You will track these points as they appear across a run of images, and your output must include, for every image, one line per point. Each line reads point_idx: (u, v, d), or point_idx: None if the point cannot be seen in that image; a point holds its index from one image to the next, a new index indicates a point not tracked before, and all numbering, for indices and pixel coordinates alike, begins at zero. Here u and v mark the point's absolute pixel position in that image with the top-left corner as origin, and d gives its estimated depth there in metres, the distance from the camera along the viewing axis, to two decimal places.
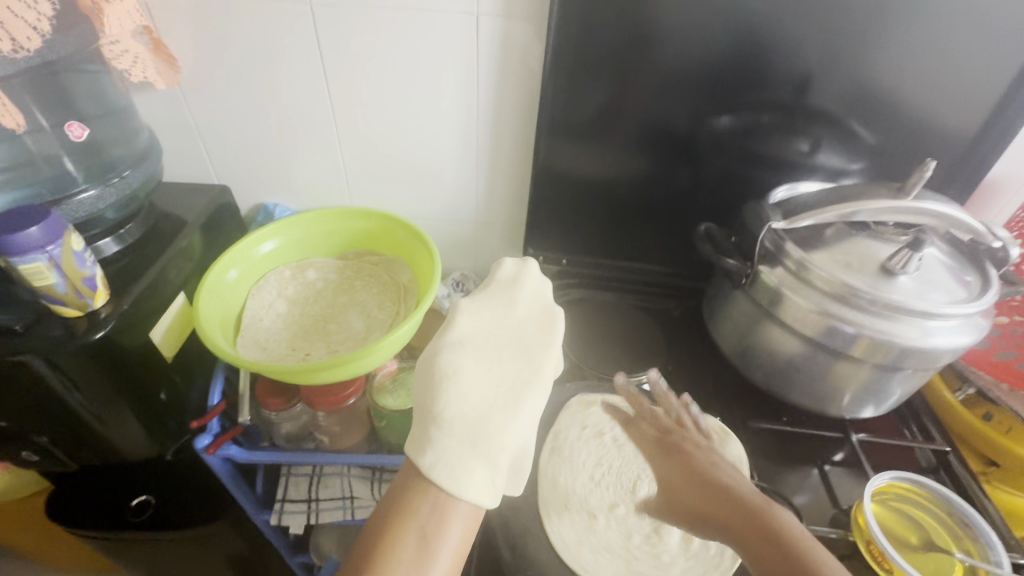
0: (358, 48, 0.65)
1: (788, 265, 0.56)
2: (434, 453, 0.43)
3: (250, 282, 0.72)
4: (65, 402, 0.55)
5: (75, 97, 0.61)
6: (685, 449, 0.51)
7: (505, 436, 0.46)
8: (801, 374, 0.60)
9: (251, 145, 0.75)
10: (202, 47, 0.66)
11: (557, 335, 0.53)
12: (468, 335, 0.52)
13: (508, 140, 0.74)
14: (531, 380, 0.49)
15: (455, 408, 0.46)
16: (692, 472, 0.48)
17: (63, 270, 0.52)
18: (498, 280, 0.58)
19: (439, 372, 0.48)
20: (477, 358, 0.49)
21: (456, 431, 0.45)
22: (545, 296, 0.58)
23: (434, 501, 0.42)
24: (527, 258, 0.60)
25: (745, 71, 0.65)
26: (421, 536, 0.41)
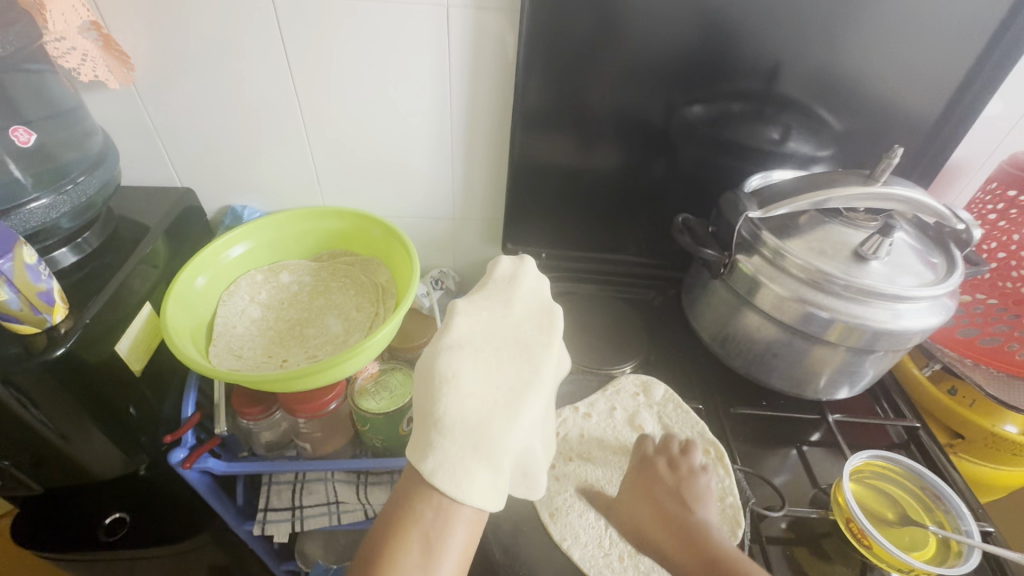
0: (324, 43, 0.63)
1: (764, 254, 0.57)
2: (436, 459, 0.43)
3: (221, 288, 0.70)
4: (23, 421, 0.51)
5: (14, 97, 0.55)
6: (652, 491, 0.52)
7: (508, 438, 0.46)
8: (779, 359, 0.61)
9: (214, 145, 0.72)
10: (156, 43, 0.62)
11: (556, 336, 0.53)
12: (466, 337, 0.52)
13: (483, 134, 0.73)
14: (531, 379, 0.50)
15: (456, 411, 0.45)
16: (658, 512, 0.50)
17: (17, 285, 0.49)
18: (496, 280, 0.60)
19: (439, 374, 0.47)
20: (476, 360, 0.50)
21: (458, 435, 0.44)
22: (542, 294, 0.59)
23: (438, 506, 0.42)
24: (523, 258, 0.61)
25: (717, 61, 0.65)
26: (425, 542, 0.41)
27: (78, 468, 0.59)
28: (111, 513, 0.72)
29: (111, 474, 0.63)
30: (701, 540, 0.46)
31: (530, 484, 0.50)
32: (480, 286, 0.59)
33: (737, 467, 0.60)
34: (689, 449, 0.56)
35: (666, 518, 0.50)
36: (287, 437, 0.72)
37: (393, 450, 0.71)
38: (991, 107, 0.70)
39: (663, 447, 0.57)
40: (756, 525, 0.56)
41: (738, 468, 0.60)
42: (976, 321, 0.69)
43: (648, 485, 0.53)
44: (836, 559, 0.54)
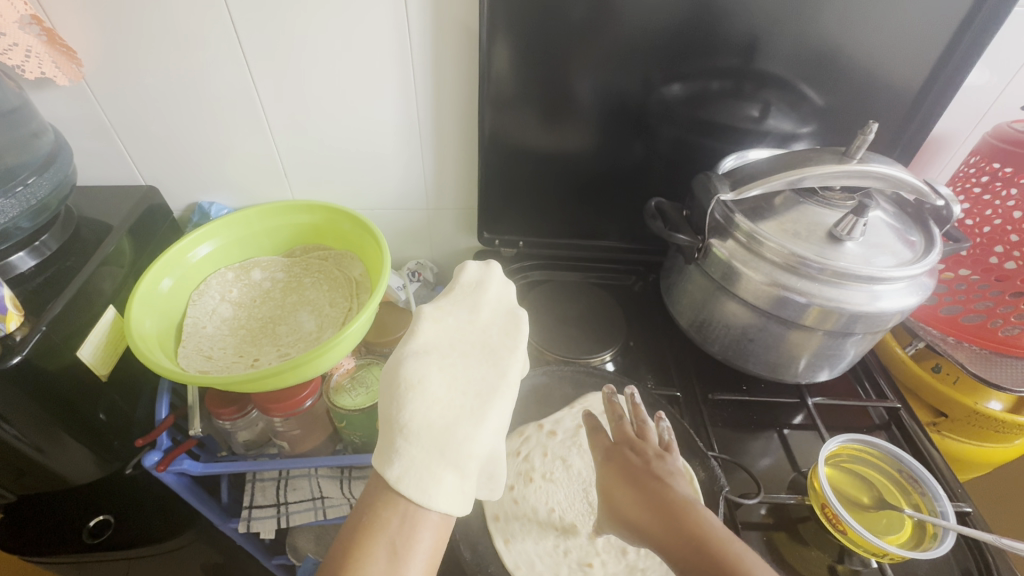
0: (282, 29, 0.60)
1: (738, 238, 0.55)
2: (401, 465, 0.42)
3: (189, 289, 0.68)
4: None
5: None
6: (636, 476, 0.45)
7: (474, 443, 0.45)
8: (755, 344, 0.60)
9: (177, 141, 0.70)
10: (106, 35, 0.60)
11: (521, 338, 0.52)
12: (432, 342, 0.51)
13: (452, 119, 0.70)
14: (498, 384, 0.49)
15: (420, 418, 0.44)
16: (641, 500, 0.44)
17: None
18: (462, 285, 0.58)
19: (404, 381, 0.46)
20: (442, 366, 0.49)
21: (422, 440, 0.44)
22: (510, 299, 0.58)
23: (404, 513, 0.41)
24: (490, 261, 0.59)
25: (691, 36, 0.62)
26: (391, 549, 0.39)
27: (53, 476, 0.59)
28: (96, 515, 0.70)
29: (87, 480, 0.63)
30: (684, 514, 0.41)
31: (492, 487, 0.49)
32: (445, 289, 0.58)
33: (713, 454, 0.59)
34: (645, 432, 0.50)
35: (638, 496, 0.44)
36: (266, 435, 0.71)
37: (372, 445, 0.70)
38: (975, 76, 0.67)
39: (619, 433, 0.51)
40: (733, 513, 0.56)
41: (713, 454, 0.60)
42: (958, 298, 0.68)
43: (628, 477, 0.46)
44: (813, 544, 0.54)
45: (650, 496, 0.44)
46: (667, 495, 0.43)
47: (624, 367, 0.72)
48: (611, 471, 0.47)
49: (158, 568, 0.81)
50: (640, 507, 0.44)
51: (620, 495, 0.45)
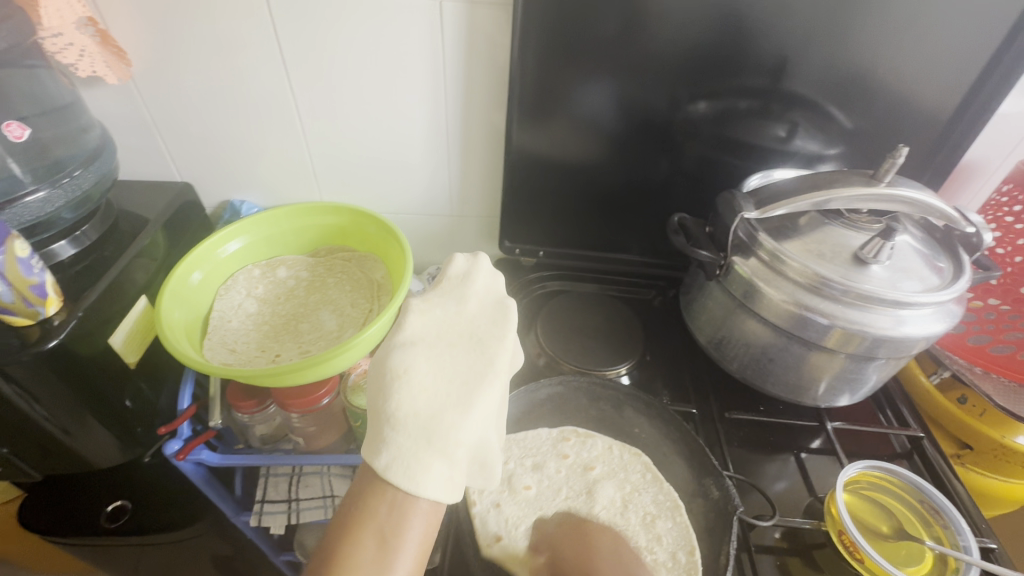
0: (318, 37, 0.62)
1: (761, 256, 0.55)
2: (388, 454, 0.43)
3: (217, 283, 0.71)
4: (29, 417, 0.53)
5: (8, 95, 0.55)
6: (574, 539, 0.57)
7: (459, 431, 0.45)
8: (774, 364, 0.60)
9: (214, 141, 0.72)
10: (153, 39, 0.62)
11: (508, 326, 0.53)
12: (419, 334, 0.52)
13: (479, 129, 0.71)
14: (485, 372, 0.50)
15: (406, 408, 0.45)
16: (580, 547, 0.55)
17: (7, 278, 0.49)
18: (450, 277, 0.59)
19: (391, 371, 0.47)
20: (429, 357, 0.50)
21: (410, 429, 0.44)
22: (497, 289, 0.58)
23: (392, 501, 0.41)
24: (478, 254, 0.61)
25: (717, 55, 0.63)
26: (380, 537, 0.39)
27: (75, 458, 0.60)
28: (115, 501, 0.75)
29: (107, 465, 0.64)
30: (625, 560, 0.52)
31: (487, 476, 0.49)
32: (434, 283, 0.59)
33: (729, 474, 0.58)
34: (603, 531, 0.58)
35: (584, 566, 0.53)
36: (282, 430, 0.72)
37: None
38: (1010, 105, 0.67)
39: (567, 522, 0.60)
40: (747, 534, 0.55)
41: (729, 474, 0.59)
42: (987, 328, 0.67)
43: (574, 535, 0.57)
44: (829, 571, 0.53)
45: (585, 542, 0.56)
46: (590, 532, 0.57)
47: (640, 381, 0.71)
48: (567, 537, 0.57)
49: (172, 555, 0.83)
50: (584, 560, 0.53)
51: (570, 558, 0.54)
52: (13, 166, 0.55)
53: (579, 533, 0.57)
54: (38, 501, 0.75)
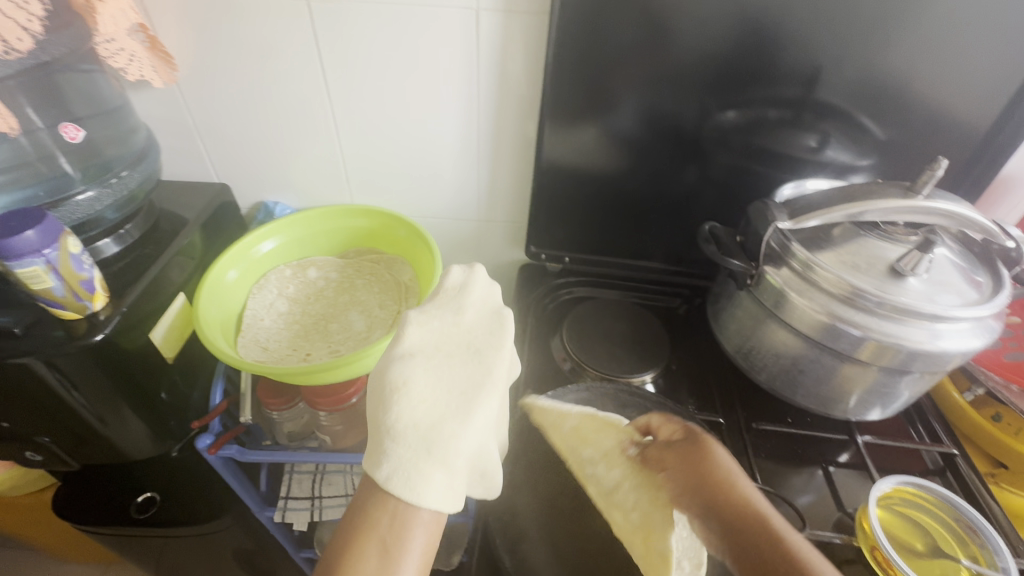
0: (354, 44, 0.63)
1: (793, 266, 0.55)
2: (389, 465, 0.43)
3: (250, 282, 0.73)
4: (67, 402, 0.55)
5: (67, 97, 0.60)
6: (694, 460, 0.46)
7: (459, 440, 0.46)
8: (805, 375, 0.59)
9: (250, 144, 0.74)
10: (196, 44, 0.64)
11: (505, 334, 0.53)
12: (418, 345, 0.52)
13: (510, 135, 0.72)
14: (483, 382, 0.49)
15: (405, 420, 0.46)
16: (689, 471, 0.46)
17: (61, 273, 0.50)
18: (447, 289, 0.58)
19: (390, 383, 0.48)
20: (427, 368, 0.50)
21: (410, 440, 0.45)
22: (494, 298, 0.58)
23: (394, 512, 0.42)
24: (474, 264, 0.59)
25: (749, 65, 0.63)
26: (382, 547, 0.40)
27: (111, 447, 0.62)
28: (143, 492, 0.77)
29: (140, 455, 0.66)
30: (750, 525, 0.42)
31: (487, 486, 0.48)
32: (431, 294, 0.58)
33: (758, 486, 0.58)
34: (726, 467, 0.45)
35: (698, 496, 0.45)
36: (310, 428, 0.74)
37: None
38: None
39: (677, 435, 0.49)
40: None
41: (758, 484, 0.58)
42: None
43: (689, 464, 0.46)
44: None
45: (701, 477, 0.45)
46: (709, 464, 0.45)
47: (666, 390, 0.71)
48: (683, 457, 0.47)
49: (196, 549, 0.84)
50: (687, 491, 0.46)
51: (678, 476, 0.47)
52: (63, 161, 0.60)
53: (682, 458, 0.47)
54: (72, 488, 0.79)
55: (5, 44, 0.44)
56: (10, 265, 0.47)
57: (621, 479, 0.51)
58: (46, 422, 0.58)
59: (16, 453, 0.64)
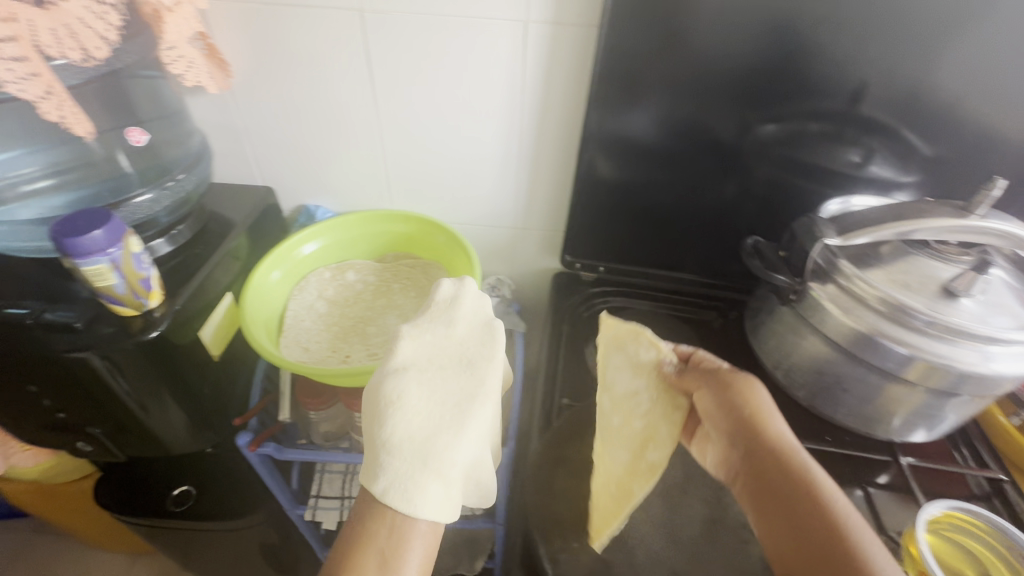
0: (401, 52, 0.65)
1: (840, 283, 0.55)
2: (386, 479, 0.45)
3: (292, 282, 0.75)
4: (112, 390, 0.57)
5: (137, 104, 0.64)
6: (728, 386, 0.49)
7: (455, 451, 0.48)
8: (847, 394, 0.59)
9: (294, 149, 0.76)
10: (251, 52, 0.66)
11: (497, 346, 0.54)
12: (410, 359, 0.53)
13: (551, 144, 0.73)
14: (476, 393, 0.51)
15: (400, 433, 0.47)
16: (720, 397, 0.49)
17: (123, 271, 0.52)
18: (437, 303, 0.59)
19: (385, 398, 0.49)
20: (420, 381, 0.51)
21: (406, 453, 0.46)
22: (485, 310, 0.59)
23: (391, 524, 0.44)
24: (464, 278, 0.61)
25: (796, 78, 0.63)
26: (381, 559, 0.42)
27: (153, 438, 0.64)
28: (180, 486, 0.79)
29: (178, 447, 0.67)
30: (774, 452, 0.45)
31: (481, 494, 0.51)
32: (422, 309, 0.59)
33: None
34: (756, 395, 0.48)
35: (724, 419, 0.48)
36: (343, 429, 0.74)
37: None
38: None
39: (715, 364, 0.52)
40: None
41: None
42: None
43: (719, 390, 0.50)
44: None
45: (728, 402, 0.48)
46: (739, 391, 0.49)
47: None
48: (719, 384, 0.50)
49: (227, 544, 0.86)
50: (716, 413, 0.49)
51: (708, 401, 0.50)
52: (120, 157, 0.64)
53: (721, 382, 0.50)
54: (117, 476, 0.82)
55: (84, 52, 0.45)
56: (77, 262, 0.50)
57: (647, 397, 0.54)
58: (95, 412, 0.60)
59: (69, 444, 0.66)
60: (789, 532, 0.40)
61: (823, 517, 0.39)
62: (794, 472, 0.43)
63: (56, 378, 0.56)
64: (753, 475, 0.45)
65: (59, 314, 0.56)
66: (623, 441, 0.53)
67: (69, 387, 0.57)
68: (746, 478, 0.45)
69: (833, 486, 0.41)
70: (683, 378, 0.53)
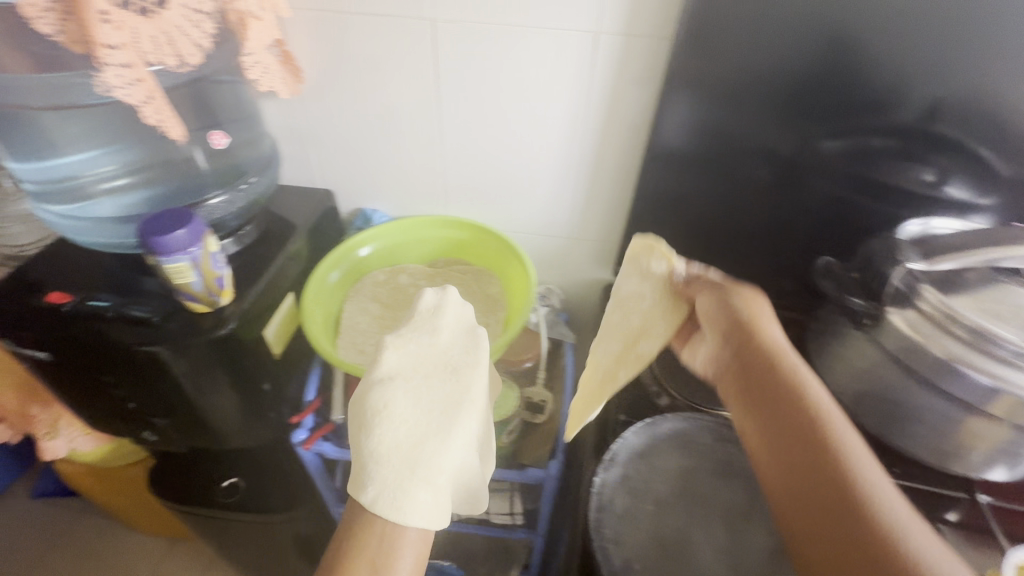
0: (468, 59, 0.65)
1: (924, 309, 0.52)
2: (374, 487, 0.44)
3: (348, 284, 0.76)
4: (170, 371, 0.57)
5: (218, 110, 0.66)
6: (730, 300, 0.49)
7: (442, 458, 0.47)
8: (923, 424, 0.56)
9: (355, 153, 0.77)
10: (322, 59, 0.68)
11: (480, 352, 0.54)
12: (395, 368, 0.52)
13: (612, 155, 0.72)
14: (462, 400, 0.51)
15: (388, 442, 0.47)
16: (723, 312, 0.49)
17: (201, 270, 0.54)
18: (421, 311, 0.58)
19: (370, 408, 0.49)
20: (407, 390, 0.50)
21: (393, 461, 0.46)
22: (468, 317, 0.59)
23: (381, 533, 0.42)
24: (446, 286, 0.60)
25: (875, 93, 0.60)
26: (372, 569, 0.40)
27: (209, 423, 0.65)
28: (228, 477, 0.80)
29: (230, 433, 0.68)
30: (774, 372, 0.44)
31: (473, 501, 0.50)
32: (407, 318, 0.58)
33: None
34: (755, 308, 0.48)
35: (724, 329, 0.48)
36: None
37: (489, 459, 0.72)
38: None
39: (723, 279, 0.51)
40: None
41: None
42: None
43: (720, 299, 0.49)
44: None
45: (728, 310, 0.48)
46: (742, 306, 0.48)
47: None
48: (720, 295, 0.50)
49: (261, 537, 0.84)
50: (716, 321, 0.49)
51: (712, 311, 0.50)
52: (195, 150, 0.66)
53: (726, 290, 0.50)
54: (171, 467, 0.84)
55: (179, 58, 0.47)
56: (161, 260, 0.52)
57: (649, 299, 0.56)
58: (158, 398, 0.62)
59: (134, 434, 0.69)
60: (778, 446, 0.41)
61: (821, 446, 0.39)
62: (793, 394, 0.42)
63: (124, 366, 0.58)
64: (751, 394, 0.44)
65: (137, 310, 0.58)
66: (617, 332, 0.57)
67: (134, 372, 0.59)
68: (743, 398, 0.45)
69: (823, 396, 0.41)
70: (688, 286, 0.53)
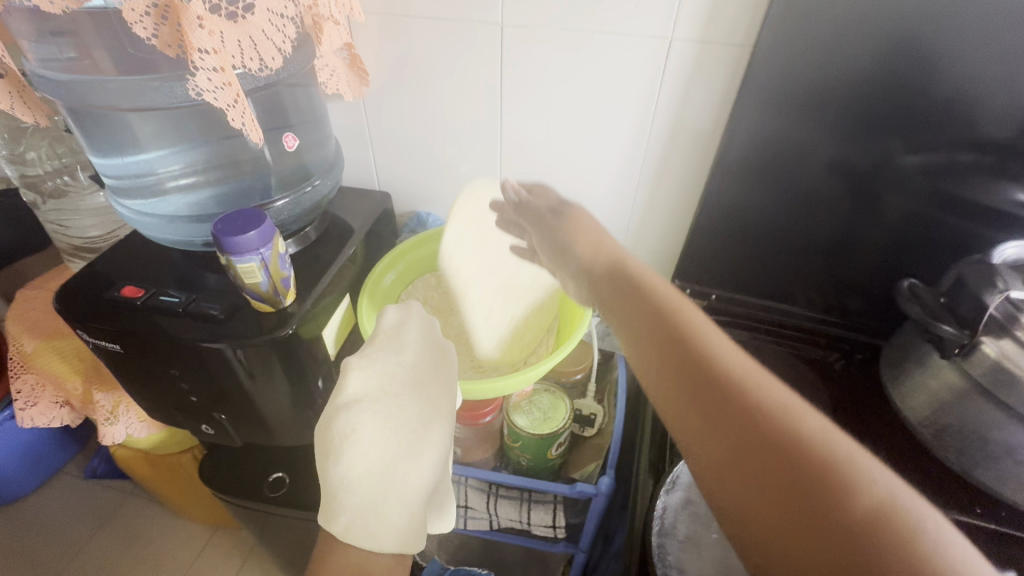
0: (534, 65, 0.64)
1: (1022, 339, 0.47)
2: (346, 516, 0.42)
3: (402, 287, 0.76)
4: (225, 358, 0.57)
5: (288, 109, 0.66)
6: (626, 266, 0.47)
7: (416, 482, 0.45)
8: (1013, 463, 0.52)
9: (412, 156, 0.78)
10: (388, 63, 0.68)
11: (451, 367, 0.51)
12: (362, 390, 0.48)
13: (677, 164, 0.70)
14: (436, 419, 0.47)
15: (358, 468, 0.44)
16: (621, 279, 0.46)
17: (270, 270, 0.55)
18: (382, 330, 0.55)
19: (336, 434, 0.45)
20: (375, 412, 0.47)
21: (362, 490, 0.44)
22: (434, 332, 0.55)
23: (356, 562, 0.41)
24: (408, 303, 0.57)
25: (969, 105, 0.56)
26: None
27: (263, 417, 0.65)
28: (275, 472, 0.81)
29: (283, 430, 0.68)
30: (691, 337, 0.37)
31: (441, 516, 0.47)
32: (368, 339, 0.55)
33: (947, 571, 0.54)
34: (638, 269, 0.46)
35: (626, 294, 0.44)
36: None
37: (536, 470, 0.71)
38: None
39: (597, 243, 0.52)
40: None
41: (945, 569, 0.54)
42: None
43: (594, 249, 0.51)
44: None
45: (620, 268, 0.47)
46: (635, 275, 0.46)
47: None
48: (606, 256, 0.49)
49: (305, 534, 0.85)
50: (608, 277, 0.47)
51: (613, 277, 0.46)
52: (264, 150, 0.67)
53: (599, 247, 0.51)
54: (220, 458, 0.86)
55: (262, 62, 0.48)
56: (233, 259, 0.52)
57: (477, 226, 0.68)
58: (219, 393, 0.63)
59: (194, 426, 0.71)
60: (717, 424, 0.33)
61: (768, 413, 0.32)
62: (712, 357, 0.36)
63: (188, 360, 0.59)
64: (673, 365, 0.37)
65: (206, 304, 0.59)
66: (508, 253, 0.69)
67: (196, 365, 0.59)
68: (663, 371, 0.37)
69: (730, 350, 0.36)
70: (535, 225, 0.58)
